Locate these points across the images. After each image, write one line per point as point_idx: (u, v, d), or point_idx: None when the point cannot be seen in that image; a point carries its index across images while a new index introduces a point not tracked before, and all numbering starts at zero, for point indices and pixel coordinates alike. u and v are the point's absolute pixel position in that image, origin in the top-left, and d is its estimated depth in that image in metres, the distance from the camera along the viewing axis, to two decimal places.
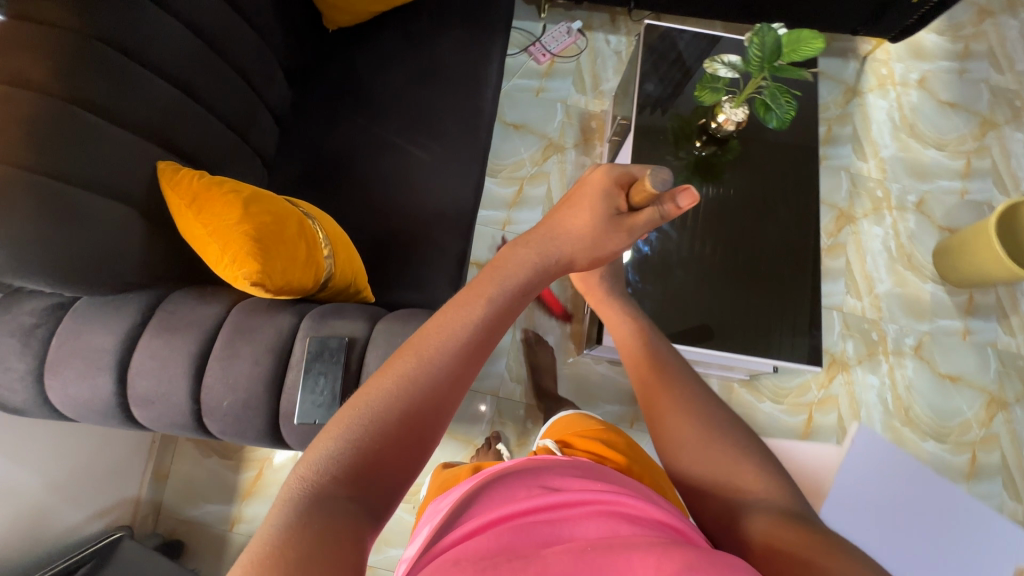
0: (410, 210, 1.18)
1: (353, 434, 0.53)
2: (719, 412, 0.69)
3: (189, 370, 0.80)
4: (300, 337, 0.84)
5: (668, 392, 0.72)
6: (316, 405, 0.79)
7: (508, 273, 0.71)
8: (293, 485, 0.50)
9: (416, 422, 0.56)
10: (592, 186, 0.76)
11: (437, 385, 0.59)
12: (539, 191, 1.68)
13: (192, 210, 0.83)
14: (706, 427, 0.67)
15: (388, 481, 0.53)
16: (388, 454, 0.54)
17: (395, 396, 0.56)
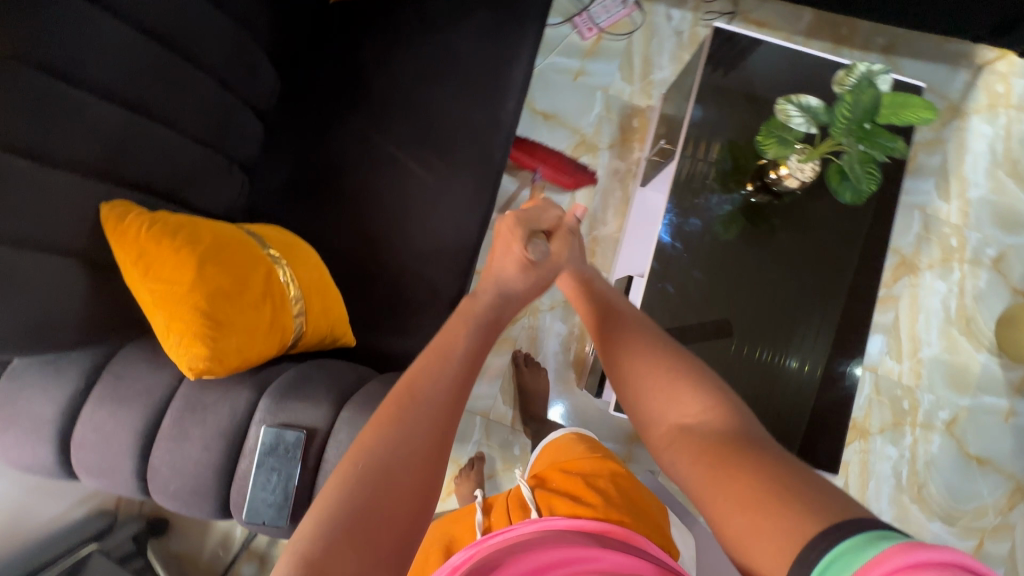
0: (403, 241, 1.05)
1: (340, 512, 0.43)
2: (679, 371, 0.58)
3: (134, 446, 0.74)
4: (255, 421, 0.76)
5: (628, 381, 0.61)
6: (265, 505, 0.73)
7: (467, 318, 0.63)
8: None
9: (417, 474, 0.47)
10: (504, 235, 0.73)
11: (428, 428, 0.50)
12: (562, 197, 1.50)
13: (139, 268, 0.73)
14: (676, 392, 0.56)
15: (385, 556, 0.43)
16: (380, 527, 0.44)
17: (383, 453, 0.47)
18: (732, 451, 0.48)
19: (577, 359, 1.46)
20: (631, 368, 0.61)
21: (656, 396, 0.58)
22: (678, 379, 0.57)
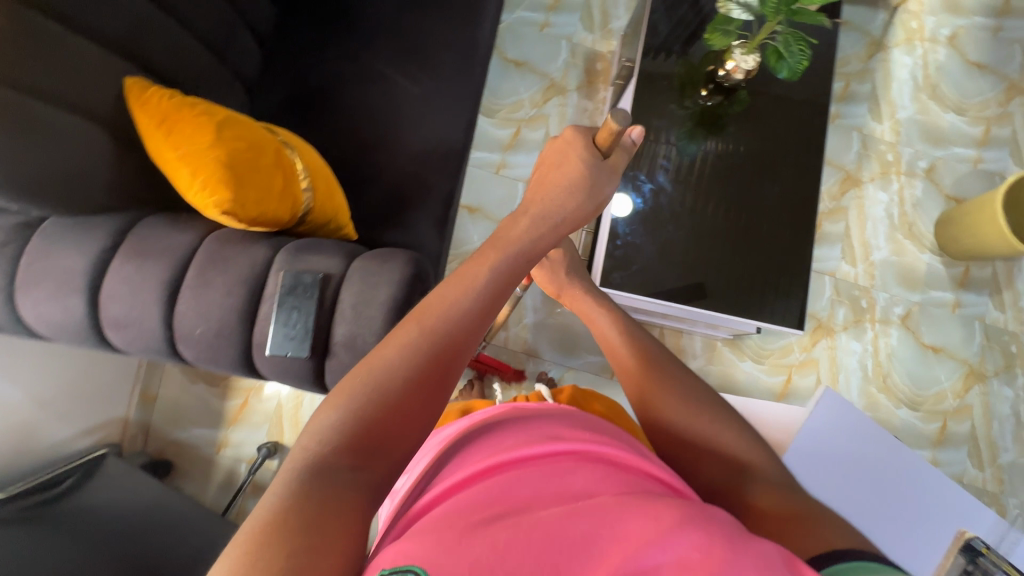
0: (397, 146, 1.14)
1: (357, 404, 0.51)
2: (711, 411, 0.75)
3: (160, 296, 0.80)
4: (274, 269, 0.83)
5: (668, 409, 0.76)
6: (288, 338, 0.79)
7: (512, 242, 0.70)
8: (298, 454, 0.48)
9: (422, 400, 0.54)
10: (563, 140, 0.77)
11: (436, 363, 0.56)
12: (537, 135, 1.62)
13: (161, 131, 0.80)
14: (719, 437, 0.72)
15: (390, 449, 0.51)
16: (386, 422, 0.51)
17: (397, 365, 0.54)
18: (766, 488, 0.66)
19: None
20: (674, 396, 0.76)
21: (693, 430, 0.73)
22: (722, 427, 0.73)
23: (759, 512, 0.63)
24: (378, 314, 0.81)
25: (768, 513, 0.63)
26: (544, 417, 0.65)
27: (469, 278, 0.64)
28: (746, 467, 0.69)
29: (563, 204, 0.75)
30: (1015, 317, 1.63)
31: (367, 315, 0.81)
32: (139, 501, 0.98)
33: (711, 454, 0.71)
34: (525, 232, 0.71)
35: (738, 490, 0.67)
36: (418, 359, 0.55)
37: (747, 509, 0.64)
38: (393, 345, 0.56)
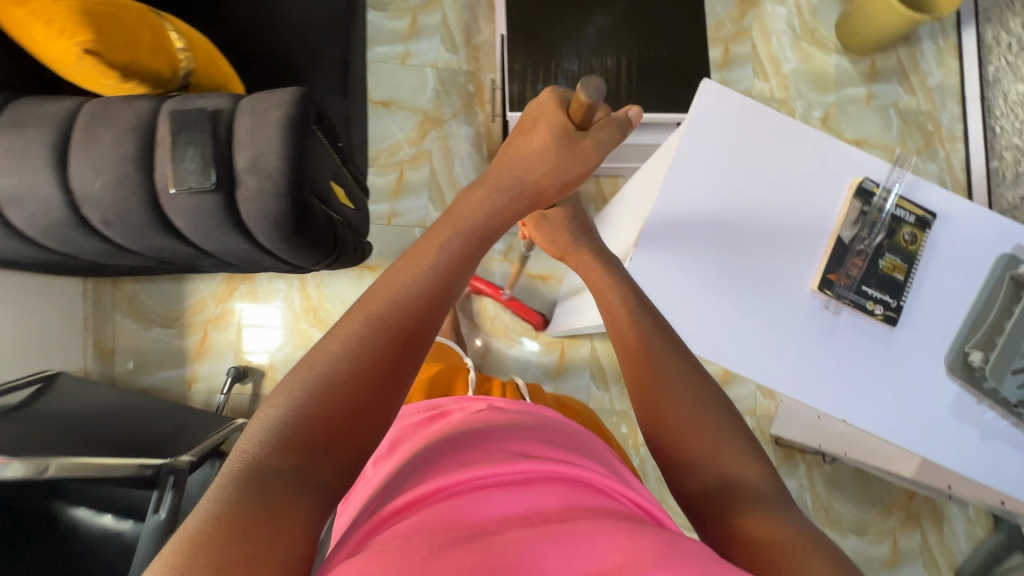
0: (280, 20, 1.12)
1: (302, 402, 0.46)
2: (737, 439, 0.56)
3: (50, 162, 0.79)
4: (162, 116, 0.82)
5: (690, 427, 0.57)
6: (189, 172, 0.79)
7: (464, 219, 0.64)
8: (235, 461, 0.43)
9: (369, 399, 0.49)
10: (536, 106, 0.69)
11: (380, 367, 0.51)
12: (434, 19, 1.60)
13: None
14: (717, 445, 0.55)
15: (335, 451, 0.46)
16: (330, 434, 0.46)
17: (345, 358, 0.50)
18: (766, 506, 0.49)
19: (491, 154, 1.56)
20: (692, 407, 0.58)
21: (704, 446, 0.55)
22: (727, 436, 0.56)
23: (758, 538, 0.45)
24: (274, 133, 0.82)
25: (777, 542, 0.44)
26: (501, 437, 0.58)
27: (418, 258, 0.59)
28: (752, 484, 0.52)
29: (529, 173, 0.68)
30: (925, 98, 1.70)
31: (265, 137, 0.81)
32: (100, 404, 0.98)
33: (716, 462, 0.54)
34: (482, 203, 0.66)
35: (725, 502, 0.50)
36: (368, 357, 0.51)
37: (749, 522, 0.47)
38: (336, 339, 0.51)
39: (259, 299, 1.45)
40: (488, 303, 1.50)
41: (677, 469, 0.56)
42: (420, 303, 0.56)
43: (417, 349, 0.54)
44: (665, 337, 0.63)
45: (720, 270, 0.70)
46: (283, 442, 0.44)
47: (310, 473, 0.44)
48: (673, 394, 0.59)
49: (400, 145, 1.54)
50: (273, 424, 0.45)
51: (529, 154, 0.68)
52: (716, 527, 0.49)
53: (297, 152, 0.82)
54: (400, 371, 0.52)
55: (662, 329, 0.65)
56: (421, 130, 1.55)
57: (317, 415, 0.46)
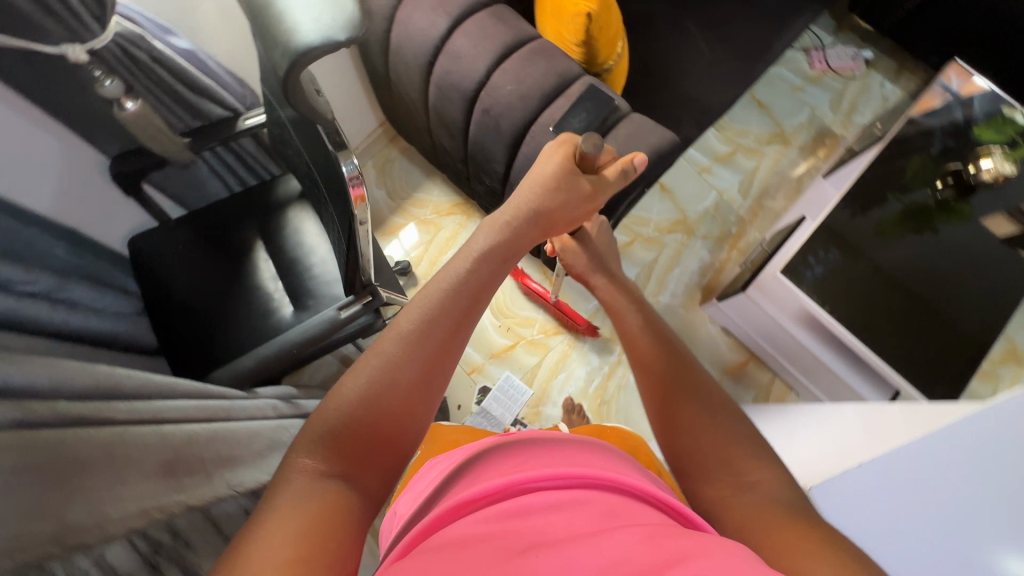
0: (673, 84, 1.31)
1: (365, 390, 0.53)
2: (751, 448, 0.55)
3: (496, 53, 0.98)
4: (580, 81, 0.98)
5: (713, 454, 0.55)
6: (571, 127, 0.94)
7: (487, 234, 0.72)
8: (306, 448, 0.49)
9: (416, 393, 0.55)
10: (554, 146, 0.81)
11: (424, 362, 0.57)
12: (748, 164, 1.75)
13: None
14: (732, 469, 0.53)
15: (381, 441, 0.52)
16: (379, 420, 0.52)
17: (402, 357, 0.56)
18: (788, 521, 0.46)
19: (707, 285, 1.62)
20: (711, 427, 0.57)
21: (718, 454, 0.55)
22: (747, 455, 0.54)
23: (781, 541, 0.44)
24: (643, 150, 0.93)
25: (814, 548, 0.42)
26: (554, 443, 0.50)
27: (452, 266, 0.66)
28: (768, 488, 0.51)
29: (544, 203, 0.76)
30: None
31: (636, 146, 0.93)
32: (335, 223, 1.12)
33: (736, 478, 0.53)
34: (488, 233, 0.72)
35: (747, 510, 0.49)
36: (414, 357, 0.56)
37: (778, 532, 0.45)
38: (392, 335, 0.58)
39: (461, 234, 1.60)
40: (612, 388, 1.51)
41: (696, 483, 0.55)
42: (457, 299, 0.62)
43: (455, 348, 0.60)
44: (682, 376, 0.63)
45: (996, 458, 0.54)
46: (339, 431, 0.50)
47: (358, 469, 0.50)
48: (690, 430, 0.58)
49: (648, 223, 1.67)
50: (342, 409, 0.51)
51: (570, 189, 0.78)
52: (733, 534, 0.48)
53: (642, 173, 0.95)
54: (439, 367, 0.58)
55: (683, 370, 0.64)
56: (673, 226, 1.67)
57: (372, 410, 0.52)
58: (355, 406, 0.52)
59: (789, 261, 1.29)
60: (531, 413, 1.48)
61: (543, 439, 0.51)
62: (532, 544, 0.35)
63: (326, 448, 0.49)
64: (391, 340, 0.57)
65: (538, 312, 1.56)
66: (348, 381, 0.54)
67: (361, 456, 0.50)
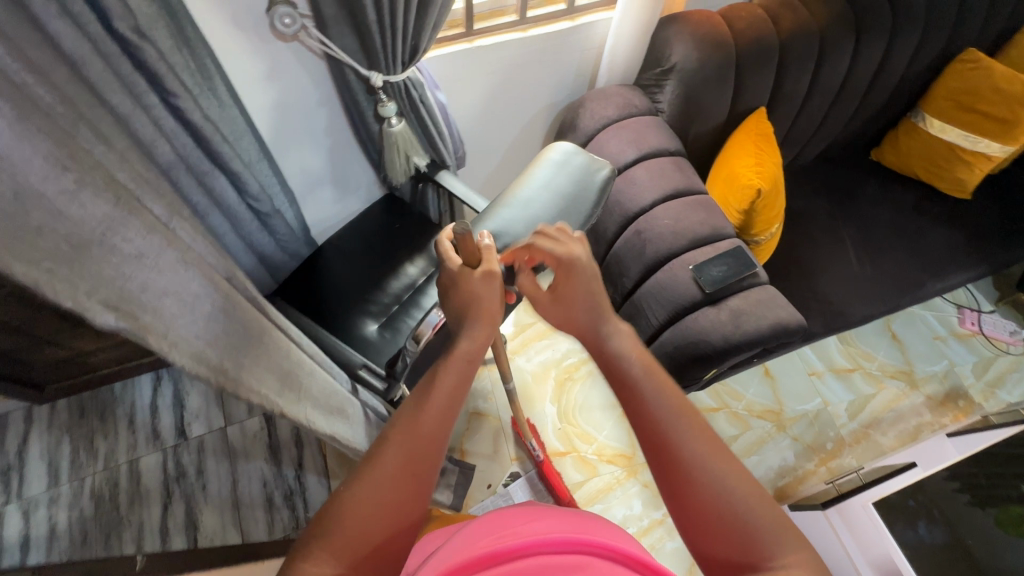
0: (812, 280, 1.36)
1: (345, 503, 0.52)
2: (774, 528, 0.49)
3: (665, 191, 1.11)
4: (730, 239, 1.08)
5: (712, 523, 0.50)
6: (709, 273, 1.02)
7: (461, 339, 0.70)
8: (298, 569, 0.48)
9: (395, 502, 0.53)
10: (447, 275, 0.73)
11: (406, 474, 0.55)
12: (864, 388, 1.67)
13: (756, 136, 1.16)
14: (746, 544, 0.49)
15: (370, 554, 0.50)
16: (361, 529, 0.50)
17: (379, 465, 0.55)
18: None
19: (781, 489, 1.51)
20: (710, 488, 0.51)
21: (733, 528, 0.49)
22: (762, 528, 0.49)
23: None
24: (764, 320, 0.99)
25: None
26: (532, 512, 0.45)
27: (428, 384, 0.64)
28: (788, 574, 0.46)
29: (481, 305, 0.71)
30: None
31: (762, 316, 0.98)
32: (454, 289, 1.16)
33: (752, 560, 0.48)
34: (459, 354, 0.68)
35: None
36: (392, 462, 0.55)
37: None
38: (377, 448, 0.57)
39: (559, 330, 1.68)
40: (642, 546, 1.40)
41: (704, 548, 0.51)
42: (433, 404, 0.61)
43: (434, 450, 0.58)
44: (681, 426, 0.56)
45: None
46: (325, 545, 0.49)
47: None
48: (694, 494, 0.52)
49: (741, 399, 1.62)
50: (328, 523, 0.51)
51: (473, 297, 0.71)
52: None
53: (761, 337, 0.99)
54: (421, 471, 0.56)
55: (678, 419, 0.57)
56: (764, 412, 1.60)
57: (358, 523, 0.51)
58: (343, 521, 0.51)
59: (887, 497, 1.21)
60: None
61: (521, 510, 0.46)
62: None
63: (314, 564, 0.48)
64: (389, 450, 0.56)
65: (599, 434, 1.54)
66: (342, 497, 0.53)
67: (358, 568, 0.49)
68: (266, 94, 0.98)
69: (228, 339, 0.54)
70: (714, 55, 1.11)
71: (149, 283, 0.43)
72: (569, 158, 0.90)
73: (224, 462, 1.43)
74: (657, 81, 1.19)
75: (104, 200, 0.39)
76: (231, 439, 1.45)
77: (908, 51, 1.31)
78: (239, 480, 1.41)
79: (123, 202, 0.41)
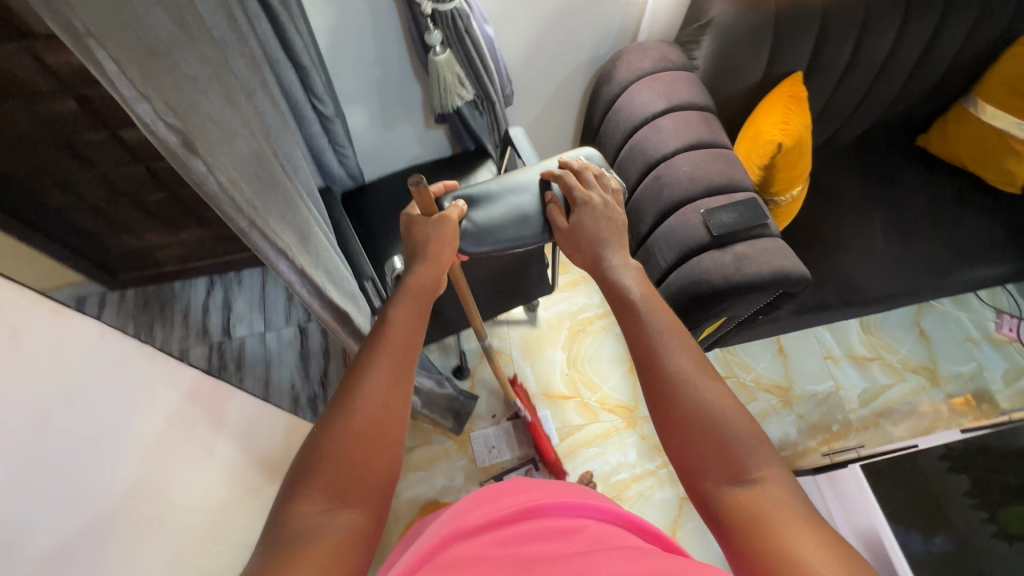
0: (832, 253, 1.36)
1: (327, 423, 0.58)
2: (757, 447, 0.58)
3: (687, 141, 1.16)
4: (746, 191, 1.11)
5: (704, 443, 0.59)
6: (719, 219, 1.06)
7: (419, 278, 0.76)
8: (293, 486, 0.53)
9: (379, 419, 0.59)
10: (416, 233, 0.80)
11: (386, 393, 0.62)
12: (881, 378, 1.65)
13: (787, 97, 1.18)
14: (727, 458, 0.57)
15: (364, 464, 0.56)
16: (352, 442, 0.56)
17: (359, 388, 0.61)
18: (789, 507, 0.52)
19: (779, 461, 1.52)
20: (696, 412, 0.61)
21: (716, 447, 0.58)
22: (745, 448, 0.58)
23: (784, 534, 0.49)
24: (767, 267, 1.03)
25: (830, 543, 0.48)
26: (534, 486, 0.63)
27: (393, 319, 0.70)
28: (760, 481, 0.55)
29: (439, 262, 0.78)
30: None
31: (766, 263, 1.02)
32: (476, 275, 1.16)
33: (736, 473, 0.56)
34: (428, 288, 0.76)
35: (751, 499, 0.54)
36: (370, 385, 0.61)
37: (796, 525, 0.50)
38: (352, 376, 0.63)
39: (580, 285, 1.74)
40: (632, 491, 1.46)
41: (697, 474, 0.59)
42: (397, 340, 0.68)
43: (405, 372, 0.65)
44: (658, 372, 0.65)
45: None
46: (318, 461, 0.55)
47: (347, 497, 0.54)
48: (679, 425, 0.61)
49: (750, 371, 1.64)
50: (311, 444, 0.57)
51: (424, 243, 0.79)
52: (740, 527, 0.52)
53: (762, 283, 1.02)
54: (396, 391, 0.63)
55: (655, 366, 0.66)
56: (772, 387, 1.62)
57: (343, 436, 0.57)
58: (330, 439, 0.56)
59: (877, 464, 1.23)
60: (547, 462, 1.49)
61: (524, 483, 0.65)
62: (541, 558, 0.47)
63: (308, 482, 0.53)
64: (361, 394, 0.60)
65: (604, 385, 1.60)
66: (322, 439, 0.57)
67: (358, 480, 0.55)
68: (327, 14, 1.09)
69: (257, 176, 0.66)
70: (752, 13, 1.14)
71: (196, 100, 0.55)
72: (585, 161, 0.90)
73: (261, 362, 1.58)
74: (695, 38, 1.23)
75: (169, 19, 0.51)
76: (268, 344, 1.61)
77: (961, 33, 1.28)
78: (272, 380, 1.56)
79: (183, 27, 0.53)
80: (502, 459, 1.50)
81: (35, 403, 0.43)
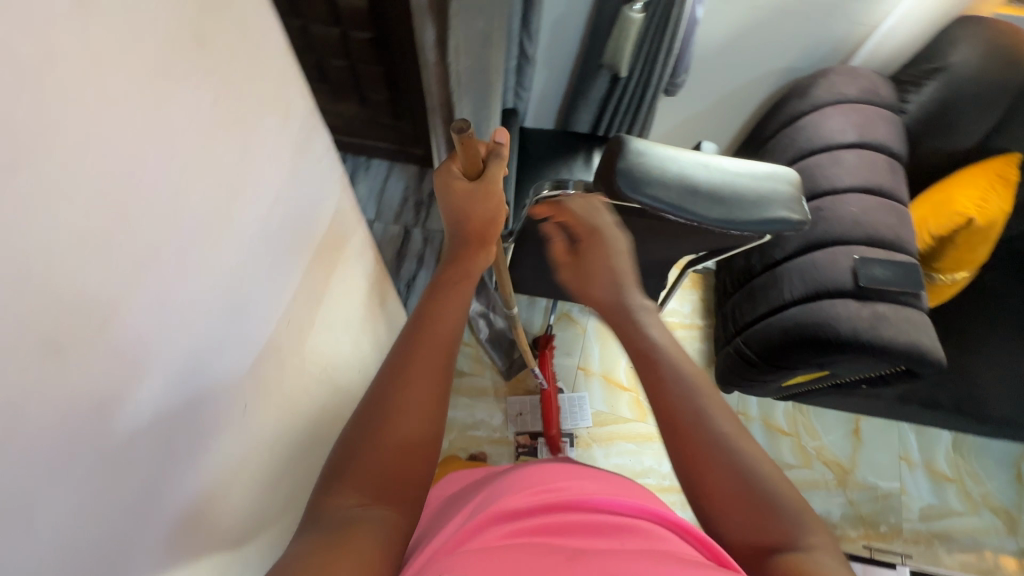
0: (964, 354, 1.25)
1: (366, 419, 0.54)
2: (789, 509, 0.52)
3: (864, 182, 1.08)
4: (909, 255, 1.04)
5: (738, 496, 0.53)
6: (872, 271, 1.00)
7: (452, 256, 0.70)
8: (328, 483, 0.50)
9: (417, 417, 0.54)
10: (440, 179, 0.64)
11: (420, 388, 0.56)
12: (953, 501, 1.52)
13: (998, 174, 1.07)
14: (767, 519, 0.51)
15: (396, 471, 0.51)
16: (388, 443, 0.52)
17: (395, 379, 0.56)
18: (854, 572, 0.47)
19: None
20: (737, 475, 0.53)
21: (757, 508, 0.52)
22: (782, 519, 0.51)
23: None
24: (903, 338, 0.96)
25: None
26: (593, 476, 0.61)
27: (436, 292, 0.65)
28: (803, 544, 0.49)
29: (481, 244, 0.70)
30: None
31: (904, 332, 0.96)
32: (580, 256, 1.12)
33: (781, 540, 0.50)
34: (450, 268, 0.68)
35: (791, 567, 0.47)
36: (406, 379, 0.56)
37: None
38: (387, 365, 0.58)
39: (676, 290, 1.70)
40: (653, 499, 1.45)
41: (724, 525, 0.53)
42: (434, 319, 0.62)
43: (445, 361, 0.60)
44: (695, 424, 0.57)
45: None
46: (355, 461, 0.51)
47: (381, 502, 0.49)
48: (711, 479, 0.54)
49: (815, 439, 1.56)
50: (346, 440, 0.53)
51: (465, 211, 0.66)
52: None
53: (891, 351, 0.96)
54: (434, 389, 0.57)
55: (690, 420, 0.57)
56: (832, 463, 1.54)
57: (379, 435, 0.52)
58: (368, 438, 0.52)
59: None
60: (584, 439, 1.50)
61: (583, 472, 0.62)
62: (582, 553, 0.44)
63: (341, 483, 0.50)
64: (412, 389, 0.55)
65: None
66: (365, 443, 0.52)
67: (387, 487, 0.50)
68: None
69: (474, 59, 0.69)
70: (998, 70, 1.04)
71: None
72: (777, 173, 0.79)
73: None
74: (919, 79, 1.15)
75: None
76: None
77: None
78: None
79: None
80: (531, 425, 1.51)
81: (278, 180, 0.48)
